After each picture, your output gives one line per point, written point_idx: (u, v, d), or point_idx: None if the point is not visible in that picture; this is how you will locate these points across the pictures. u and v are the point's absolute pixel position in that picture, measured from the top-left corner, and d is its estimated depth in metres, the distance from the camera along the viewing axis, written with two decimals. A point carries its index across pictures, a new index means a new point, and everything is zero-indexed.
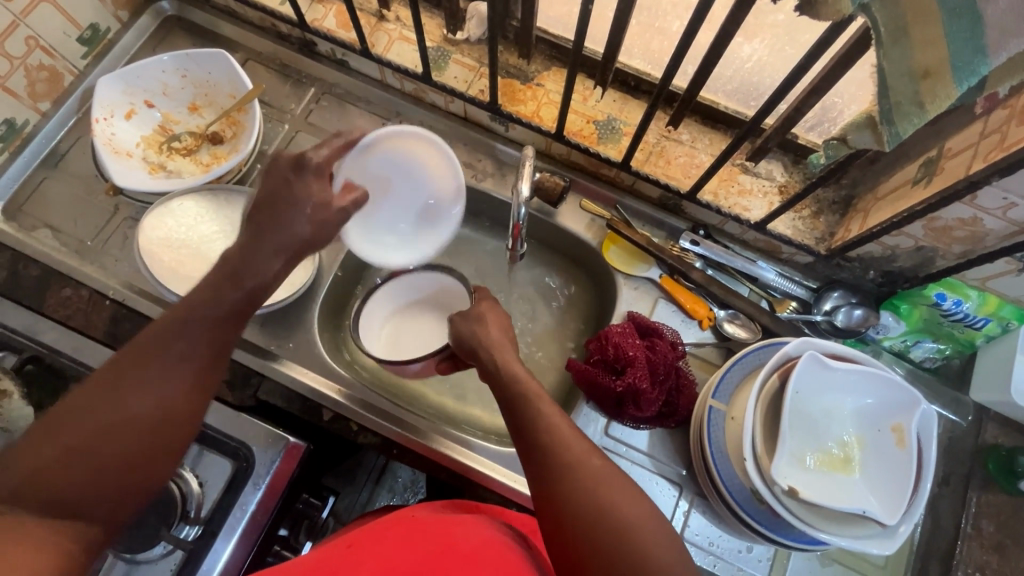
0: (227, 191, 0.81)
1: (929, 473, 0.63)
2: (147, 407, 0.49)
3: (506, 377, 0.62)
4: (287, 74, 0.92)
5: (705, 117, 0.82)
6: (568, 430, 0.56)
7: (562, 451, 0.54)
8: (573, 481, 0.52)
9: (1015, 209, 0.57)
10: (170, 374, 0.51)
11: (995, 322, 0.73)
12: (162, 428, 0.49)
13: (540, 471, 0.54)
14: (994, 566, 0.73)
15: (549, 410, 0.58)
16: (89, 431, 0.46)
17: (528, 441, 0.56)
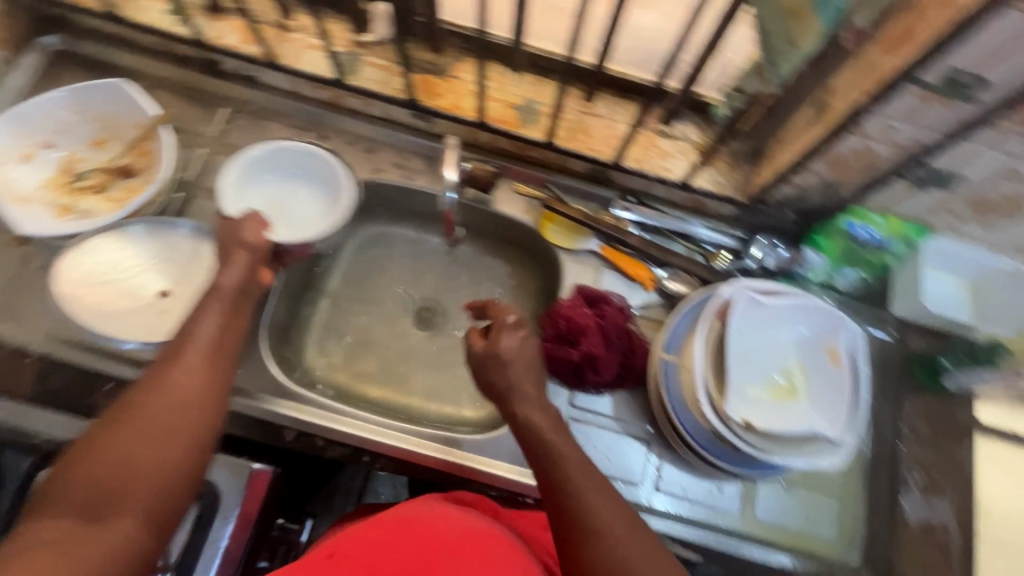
0: (148, 223, 0.77)
1: (863, 386, 0.69)
2: (159, 406, 0.54)
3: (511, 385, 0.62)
4: (194, 97, 0.89)
5: (618, 90, 0.85)
6: (562, 431, 0.59)
7: (557, 451, 0.57)
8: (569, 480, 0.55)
9: (898, 133, 0.63)
10: (178, 376, 0.56)
11: (901, 241, 0.80)
12: (178, 419, 0.54)
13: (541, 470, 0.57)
14: (933, 460, 0.80)
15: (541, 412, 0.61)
16: (114, 440, 0.51)
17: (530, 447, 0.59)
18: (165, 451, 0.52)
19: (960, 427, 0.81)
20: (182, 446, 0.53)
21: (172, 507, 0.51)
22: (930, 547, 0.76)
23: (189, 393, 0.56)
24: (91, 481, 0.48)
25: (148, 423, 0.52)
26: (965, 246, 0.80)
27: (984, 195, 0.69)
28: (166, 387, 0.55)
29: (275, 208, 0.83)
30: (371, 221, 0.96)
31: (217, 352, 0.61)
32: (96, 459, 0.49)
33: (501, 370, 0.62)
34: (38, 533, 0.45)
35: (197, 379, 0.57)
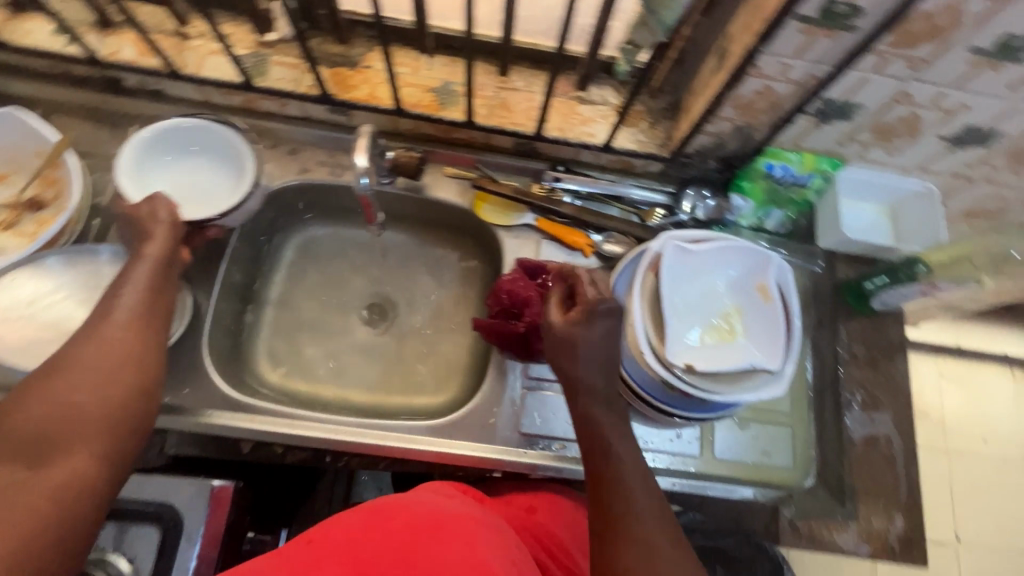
0: (64, 254, 0.74)
1: (794, 314, 0.72)
2: (95, 357, 0.54)
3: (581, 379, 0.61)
4: (100, 119, 0.86)
5: (533, 62, 0.86)
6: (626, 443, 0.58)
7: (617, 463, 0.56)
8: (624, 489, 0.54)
9: (792, 69, 0.66)
10: (112, 330, 0.56)
11: (818, 176, 0.83)
12: (118, 368, 0.54)
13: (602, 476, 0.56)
14: (872, 378, 0.84)
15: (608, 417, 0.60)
16: (52, 390, 0.51)
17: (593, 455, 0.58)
18: (108, 392, 0.52)
19: (892, 343, 0.86)
20: (124, 388, 0.54)
21: (122, 453, 0.52)
22: (876, 458, 0.81)
23: (127, 344, 0.56)
24: (29, 426, 0.48)
25: (83, 371, 0.53)
26: (878, 173, 0.85)
27: (882, 120, 0.73)
28: (100, 342, 0.55)
29: (179, 189, 0.80)
30: (307, 223, 0.95)
31: (149, 304, 0.61)
32: (33, 411, 0.49)
33: (567, 359, 0.61)
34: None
35: (131, 329, 0.57)
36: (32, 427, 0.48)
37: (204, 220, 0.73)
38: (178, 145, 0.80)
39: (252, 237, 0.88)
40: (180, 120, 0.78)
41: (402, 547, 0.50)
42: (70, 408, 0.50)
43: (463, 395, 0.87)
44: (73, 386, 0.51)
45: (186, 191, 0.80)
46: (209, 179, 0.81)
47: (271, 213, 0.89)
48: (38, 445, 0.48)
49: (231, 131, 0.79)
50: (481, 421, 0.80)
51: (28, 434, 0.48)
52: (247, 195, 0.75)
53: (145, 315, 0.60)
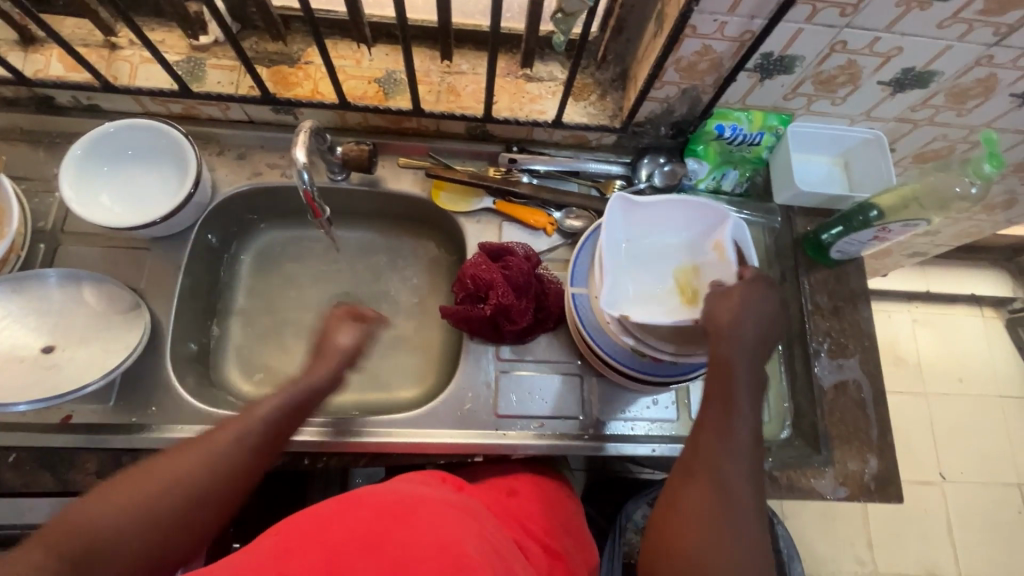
0: (10, 283, 0.72)
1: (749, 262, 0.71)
2: (195, 475, 0.52)
3: (723, 379, 0.59)
4: (36, 141, 0.83)
5: (475, 43, 0.85)
6: (748, 466, 0.56)
7: (725, 484, 0.55)
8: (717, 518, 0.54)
9: (728, 26, 0.66)
10: (224, 448, 0.54)
11: (768, 133, 0.84)
12: (198, 499, 0.51)
13: (698, 490, 0.56)
14: (838, 327, 0.86)
15: (741, 431, 0.57)
16: (138, 499, 0.49)
17: (698, 464, 0.57)
18: (172, 522, 0.50)
19: (855, 291, 0.88)
20: (192, 520, 0.51)
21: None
22: (847, 404, 0.82)
23: (228, 476, 0.54)
24: (92, 533, 0.46)
25: (164, 486, 0.50)
26: (824, 124, 0.86)
27: (822, 71, 0.74)
28: (210, 456, 0.53)
29: (124, 198, 0.79)
30: (265, 228, 0.93)
31: (269, 438, 0.57)
32: (110, 515, 0.47)
33: (727, 344, 0.60)
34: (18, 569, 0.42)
35: (233, 453, 0.54)
36: (95, 535, 0.46)
37: (148, 225, 0.75)
38: (115, 153, 0.79)
39: (209, 247, 0.86)
40: (104, 128, 0.76)
41: (372, 532, 0.49)
42: (136, 528, 0.48)
43: (440, 384, 0.87)
44: (155, 502, 0.49)
45: (130, 198, 0.79)
46: (152, 184, 0.80)
47: (226, 222, 0.88)
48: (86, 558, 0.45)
49: (166, 130, 0.78)
50: (457, 407, 0.80)
51: (87, 543, 0.46)
52: (188, 195, 0.76)
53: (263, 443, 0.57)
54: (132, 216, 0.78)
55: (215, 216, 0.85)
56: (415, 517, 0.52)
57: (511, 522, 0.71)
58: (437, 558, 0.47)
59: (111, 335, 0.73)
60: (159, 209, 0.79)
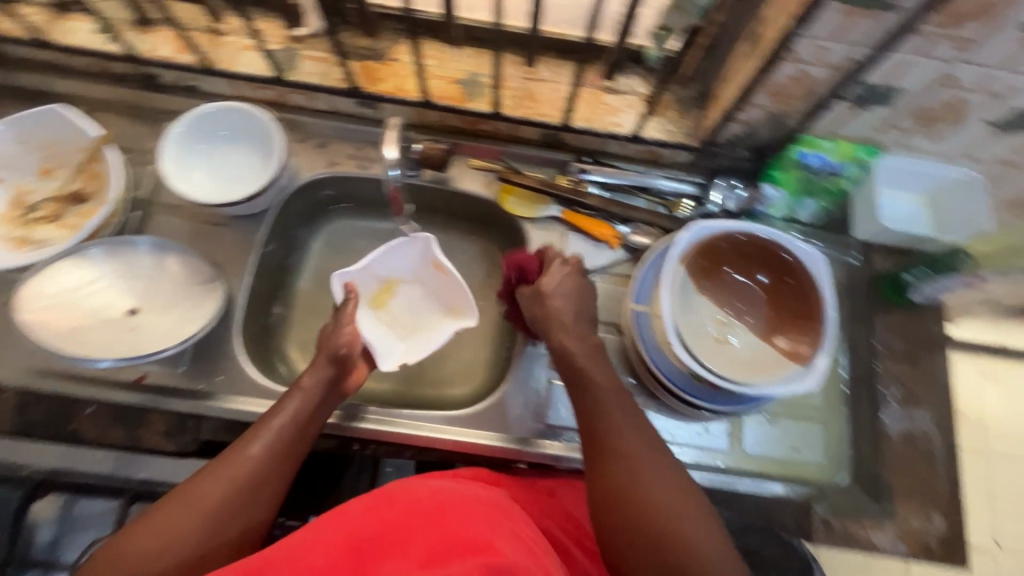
0: (106, 245, 0.76)
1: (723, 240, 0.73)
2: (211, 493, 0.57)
3: (595, 411, 0.62)
4: (139, 115, 0.88)
5: (558, 52, 0.86)
6: (659, 461, 0.58)
7: (649, 490, 0.56)
8: (654, 515, 0.54)
9: (830, 52, 0.64)
10: (236, 463, 0.59)
11: (856, 166, 0.80)
12: (221, 516, 0.56)
13: (624, 506, 0.55)
14: (911, 374, 0.82)
15: (632, 439, 0.59)
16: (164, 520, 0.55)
17: (611, 492, 0.57)
18: (202, 542, 0.55)
19: (931, 338, 0.83)
20: (212, 549, 0.56)
21: None
22: (913, 456, 0.79)
23: (245, 488, 0.58)
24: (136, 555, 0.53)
25: (168, 525, 0.55)
26: (915, 161, 0.82)
27: (924, 105, 0.70)
28: (223, 473, 0.59)
29: (214, 177, 0.83)
30: (335, 217, 0.96)
31: (274, 459, 0.61)
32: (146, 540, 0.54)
33: (587, 375, 0.64)
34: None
35: (236, 484, 0.58)
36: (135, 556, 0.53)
37: (232, 205, 0.79)
38: (207, 134, 0.83)
39: (283, 230, 0.89)
40: (202, 108, 0.80)
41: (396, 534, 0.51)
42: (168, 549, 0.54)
43: (489, 386, 0.88)
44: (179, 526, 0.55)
45: (219, 178, 0.83)
46: (239, 165, 0.84)
47: (300, 207, 0.91)
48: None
49: (257, 114, 0.81)
50: (505, 412, 0.80)
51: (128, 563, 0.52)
52: (272, 178, 0.79)
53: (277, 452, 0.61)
54: (220, 194, 0.82)
55: (292, 201, 0.88)
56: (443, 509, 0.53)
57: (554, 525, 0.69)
58: (456, 550, 0.48)
59: (190, 303, 0.77)
60: (246, 189, 0.83)
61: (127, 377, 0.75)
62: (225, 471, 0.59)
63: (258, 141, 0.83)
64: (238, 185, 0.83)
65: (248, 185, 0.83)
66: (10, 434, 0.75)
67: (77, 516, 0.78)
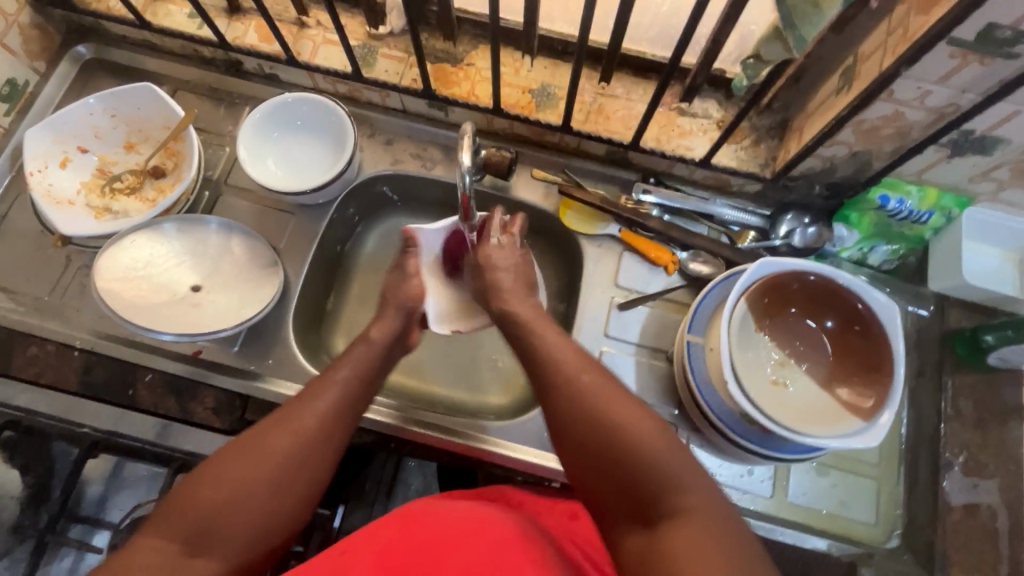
0: (178, 221, 0.79)
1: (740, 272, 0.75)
2: (281, 443, 0.57)
3: (547, 358, 0.61)
4: (219, 98, 0.91)
5: (634, 69, 0.84)
6: (622, 398, 0.56)
7: (616, 420, 0.54)
8: (620, 440, 0.53)
9: (931, 96, 0.61)
10: (306, 413, 0.59)
11: (939, 213, 0.76)
12: (291, 465, 0.56)
13: (588, 435, 0.55)
14: (979, 442, 0.77)
15: (590, 378, 0.58)
16: (231, 468, 0.55)
17: (571, 428, 0.56)
18: (271, 494, 0.55)
19: (1005, 405, 0.78)
20: (287, 500, 0.56)
21: (253, 547, 0.54)
22: (975, 529, 0.74)
23: (313, 438, 0.58)
24: (205, 505, 0.52)
25: (240, 476, 0.54)
26: (1007, 217, 0.77)
27: None
28: (291, 423, 0.58)
29: (284, 165, 0.85)
30: (392, 213, 0.96)
31: (342, 411, 0.62)
32: (214, 490, 0.53)
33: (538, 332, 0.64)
34: (141, 552, 0.49)
35: (309, 436, 0.58)
36: (205, 506, 0.52)
37: (299, 194, 0.81)
38: (281, 123, 0.85)
39: (342, 223, 0.90)
40: (282, 98, 0.83)
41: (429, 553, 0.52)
42: (239, 498, 0.53)
43: (527, 399, 0.87)
44: (246, 476, 0.54)
45: (289, 166, 0.85)
46: (308, 155, 0.86)
47: (361, 201, 0.92)
48: (202, 529, 0.51)
49: (332, 107, 0.83)
50: (542, 430, 0.79)
51: (196, 515, 0.52)
52: (339, 172, 0.81)
53: (341, 404, 0.62)
54: (289, 181, 0.84)
55: (353, 195, 0.89)
56: (470, 535, 0.53)
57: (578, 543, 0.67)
58: None
59: (251, 286, 0.80)
60: (312, 180, 0.84)
61: (184, 351, 0.78)
62: (296, 422, 0.58)
63: (330, 134, 0.85)
64: (306, 175, 0.85)
65: (315, 176, 0.85)
66: (73, 395, 0.76)
67: (126, 476, 0.84)
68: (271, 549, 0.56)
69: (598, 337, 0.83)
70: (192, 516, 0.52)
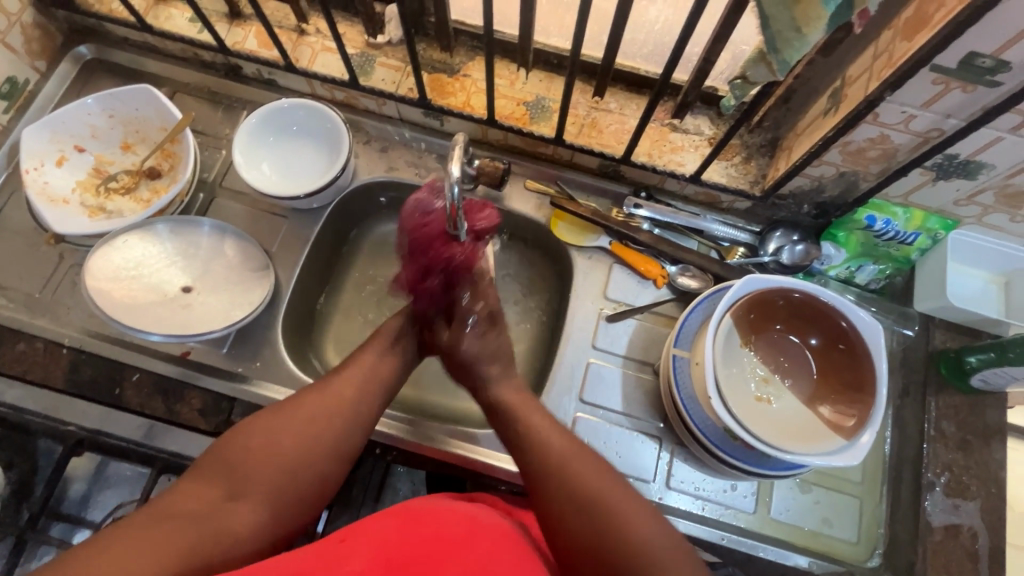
0: (171, 222, 0.80)
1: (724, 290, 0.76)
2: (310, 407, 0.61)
3: (535, 441, 0.63)
4: (217, 101, 0.92)
5: (628, 85, 0.86)
6: (589, 462, 0.61)
7: (583, 488, 0.58)
8: (605, 529, 0.55)
9: (916, 120, 0.62)
10: (333, 384, 0.64)
11: (925, 234, 0.77)
12: (319, 425, 0.60)
13: (573, 517, 0.57)
14: (962, 463, 0.77)
15: (559, 443, 0.62)
16: (264, 429, 0.59)
17: (547, 493, 0.59)
18: (300, 452, 0.58)
19: (988, 427, 0.78)
20: (317, 457, 0.59)
21: (289, 501, 0.57)
22: (956, 551, 0.74)
23: (339, 401, 0.63)
24: (240, 459, 0.57)
25: (269, 439, 0.58)
26: (993, 239, 0.77)
27: (1010, 185, 0.67)
28: (318, 392, 0.63)
29: (279, 169, 0.86)
30: (386, 219, 0.97)
31: (366, 383, 0.66)
32: (248, 447, 0.58)
33: (524, 417, 0.65)
34: (183, 498, 0.53)
35: (337, 403, 0.62)
36: (239, 460, 0.57)
37: (293, 199, 0.81)
38: (277, 127, 0.86)
39: (335, 227, 0.91)
40: (279, 103, 0.84)
41: (433, 552, 0.51)
42: (274, 451, 0.58)
43: None
44: (277, 434, 0.59)
45: (284, 171, 0.86)
46: (303, 159, 0.87)
47: (355, 206, 0.92)
48: (236, 482, 0.55)
49: (329, 113, 0.84)
50: None
51: (229, 468, 0.56)
52: (333, 177, 0.82)
53: (365, 376, 0.66)
54: (283, 186, 0.85)
55: (347, 200, 0.90)
56: (458, 537, 0.53)
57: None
58: None
59: (241, 288, 0.80)
60: (306, 185, 0.85)
61: (172, 351, 0.78)
62: (328, 389, 0.63)
63: (325, 140, 0.86)
64: (301, 179, 0.86)
65: (310, 181, 0.85)
66: (59, 393, 0.76)
67: (110, 475, 0.86)
68: (298, 513, 0.58)
69: (585, 349, 0.83)
70: (225, 470, 0.56)
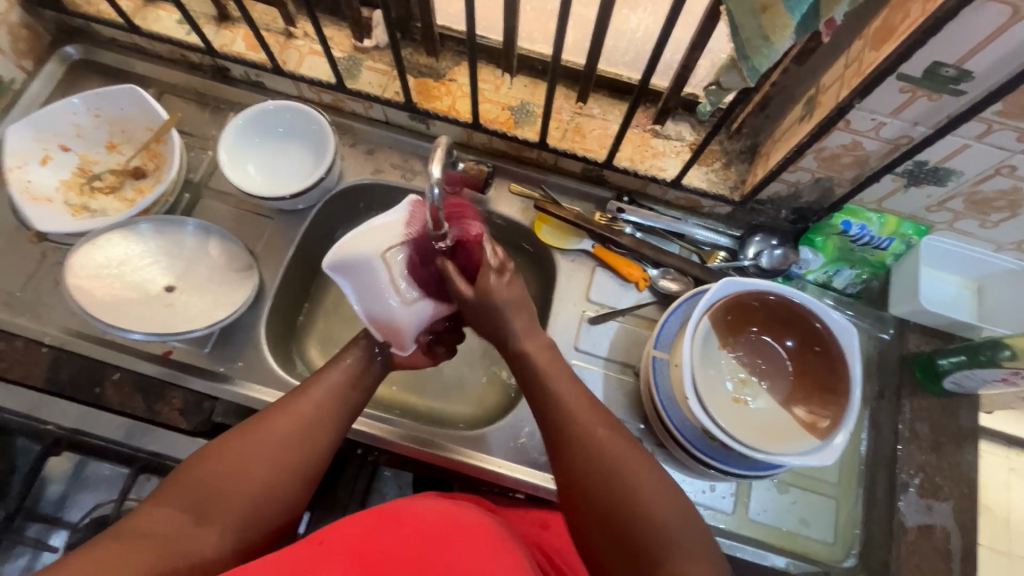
0: (155, 221, 0.80)
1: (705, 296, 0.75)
2: (278, 429, 0.59)
3: (557, 396, 0.61)
4: (205, 103, 0.92)
5: (611, 91, 0.87)
6: (628, 443, 0.57)
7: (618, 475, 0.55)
8: (625, 507, 0.53)
9: (886, 127, 0.63)
10: (304, 402, 0.62)
11: (899, 240, 0.79)
12: (289, 448, 0.59)
13: (603, 501, 0.54)
14: (935, 464, 0.78)
15: (601, 428, 0.58)
16: (231, 449, 0.57)
17: (583, 467, 0.56)
18: (270, 475, 0.57)
19: (961, 430, 0.80)
20: (288, 480, 0.58)
21: (258, 523, 0.56)
22: (929, 551, 0.75)
23: (309, 423, 0.61)
24: (207, 480, 0.55)
25: (237, 461, 0.56)
26: (965, 245, 0.79)
27: (978, 191, 0.68)
28: (290, 411, 0.61)
29: (266, 170, 0.87)
30: (372, 221, 0.97)
31: (338, 403, 0.64)
32: (215, 469, 0.56)
33: (553, 376, 0.62)
34: (147, 518, 0.52)
35: (304, 423, 0.61)
36: (206, 482, 0.55)
37: (278, 200, 0.82)
38: (263, 129, 0.87)
39: (319, 229, 0.91)
40: (266, 105, 0.84)
41: (412, 553, 0.51)
42: (241, 474, 0.56)
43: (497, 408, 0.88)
44: (246, 456, 0.57)
45: (269, 172, 0.87)
46: (289, 160, 0.87)
47: (341, 208, 0.93)
48: (203, 503, 0.54)
49: (313, 115, 0.85)
50: (510, 439, 0.80)
51: (197, 490, 0.54)
52: (319, 178, 0.82)
53: (338, 394, 0.64)
54: (268, 187, 0.85)
55: (333, 201, 0.90)
56: (439, 533, 0.54)
57: (547, 555, 0.69)
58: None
59: (225, 288, 0.80)
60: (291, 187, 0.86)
61: (154, 351, 0.78)
62: (294, 407, 0.61)
63: (311, 141, 0.87)
64: (287, 180, 0.87)
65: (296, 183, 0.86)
66: (38, 392, 0.76)
67: (87, 477, 0.86)
68: (263, 536, 0.57)
69: (568, 351, 0.84)
70: (192, 492, 0.54)
